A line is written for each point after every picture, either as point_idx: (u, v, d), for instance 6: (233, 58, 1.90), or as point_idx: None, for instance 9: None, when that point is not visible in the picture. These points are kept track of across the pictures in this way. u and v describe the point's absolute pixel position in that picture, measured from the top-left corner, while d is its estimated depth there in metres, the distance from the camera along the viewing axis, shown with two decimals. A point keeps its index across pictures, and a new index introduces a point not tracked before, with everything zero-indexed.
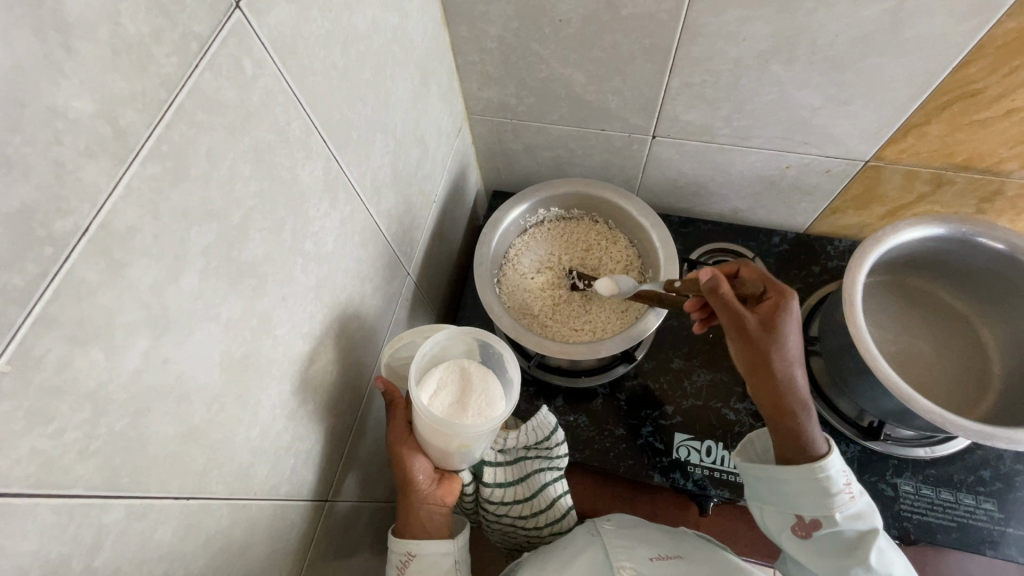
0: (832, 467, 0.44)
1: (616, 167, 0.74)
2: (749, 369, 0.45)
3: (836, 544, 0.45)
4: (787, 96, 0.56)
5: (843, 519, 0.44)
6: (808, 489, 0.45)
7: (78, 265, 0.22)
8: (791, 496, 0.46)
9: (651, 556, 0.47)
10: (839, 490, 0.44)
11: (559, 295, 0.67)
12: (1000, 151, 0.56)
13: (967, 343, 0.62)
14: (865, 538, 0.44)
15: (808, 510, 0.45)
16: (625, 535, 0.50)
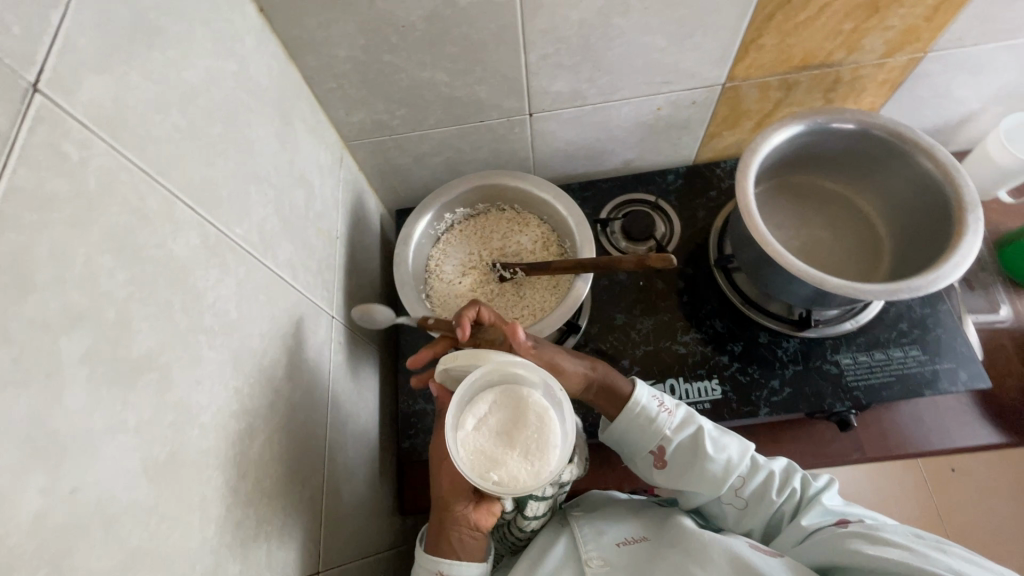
0: (641, 396, 0.57)
1: (506, 152, 0.74)
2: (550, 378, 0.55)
3: (687, 454, 0.55)
4: (635, 44, 0.59)
5: (674, 433, 0.56)
6: (630, 422, 0.57)
7: None
8: (639, 438, 0.57)
9: (618, 540, 0.55)
10: (656, 412, 0.56)
11: (491, 291, 0.67)
12: (827, 44, 0.62)
13: (855, 220, 0.69)
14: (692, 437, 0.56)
15: (652, 441, 0.56)
16: (592, 523, 0.58)
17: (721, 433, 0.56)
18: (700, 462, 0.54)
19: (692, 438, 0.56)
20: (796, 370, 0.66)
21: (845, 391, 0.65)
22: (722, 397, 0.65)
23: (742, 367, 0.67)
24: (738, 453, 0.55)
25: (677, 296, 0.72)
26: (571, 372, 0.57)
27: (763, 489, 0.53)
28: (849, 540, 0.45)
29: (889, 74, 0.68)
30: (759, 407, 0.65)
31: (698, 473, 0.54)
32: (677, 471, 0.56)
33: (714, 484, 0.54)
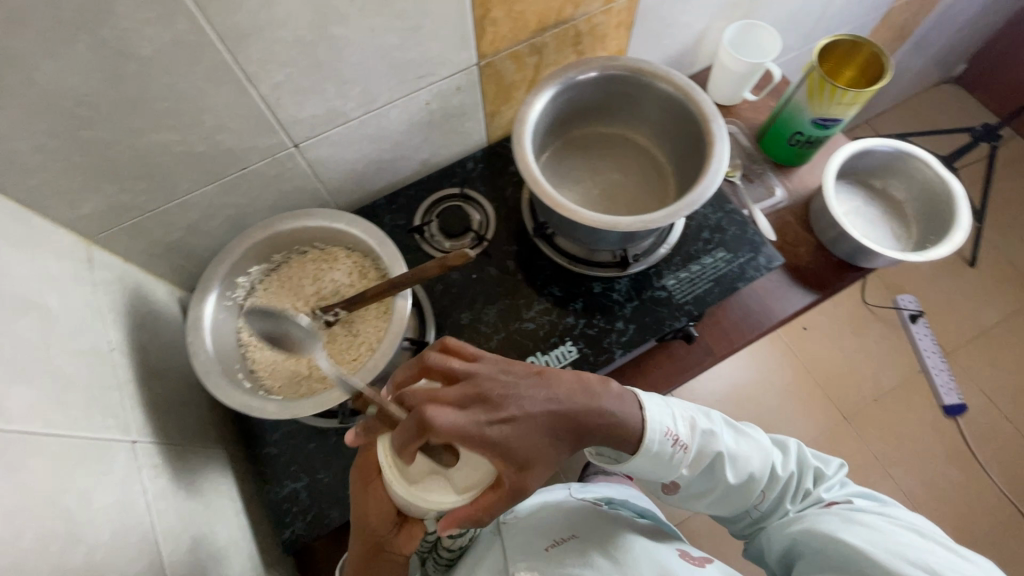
0: (656, 440, 0.58)
1: (291, 190, 0.69)
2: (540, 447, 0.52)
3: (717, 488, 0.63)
4: (370, 49, 0.57)
5: (690, 466, 0.61)
6: (649, 459, 0.59)
7: None
8: (655, 471, 0.60)
9: (546, 547, 0.67)
10: (672, 452, 0.59)
11: (318, 341, 0.62)
12: (553, 4, 0.65)
13: (638, 154, 0.74)
14: (720, 470, 0.62)
15: (670, 472, 0.61)
16: (524, 541, 0.70)
17: (746, 450, 0.63)
18: (724, 487, 0.62)
19: (718, 473, 0.62)
20: (633, 306, 0.70)
21: (678, 309, 0.70)
22: (579, 356, 0.67)
23: (588, 321, 0.69)
24: (753, 466, 0.62)
25: (511, 276, 0.72)
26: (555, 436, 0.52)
27: (778, 495, 0.63)
28: (825, 522, 0.56)
29: (619, 16, 0.73)
30: (613, 351, 0.68)
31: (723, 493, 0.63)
32: (711, 500, 0.65)
33: (730, 493, 0.63)
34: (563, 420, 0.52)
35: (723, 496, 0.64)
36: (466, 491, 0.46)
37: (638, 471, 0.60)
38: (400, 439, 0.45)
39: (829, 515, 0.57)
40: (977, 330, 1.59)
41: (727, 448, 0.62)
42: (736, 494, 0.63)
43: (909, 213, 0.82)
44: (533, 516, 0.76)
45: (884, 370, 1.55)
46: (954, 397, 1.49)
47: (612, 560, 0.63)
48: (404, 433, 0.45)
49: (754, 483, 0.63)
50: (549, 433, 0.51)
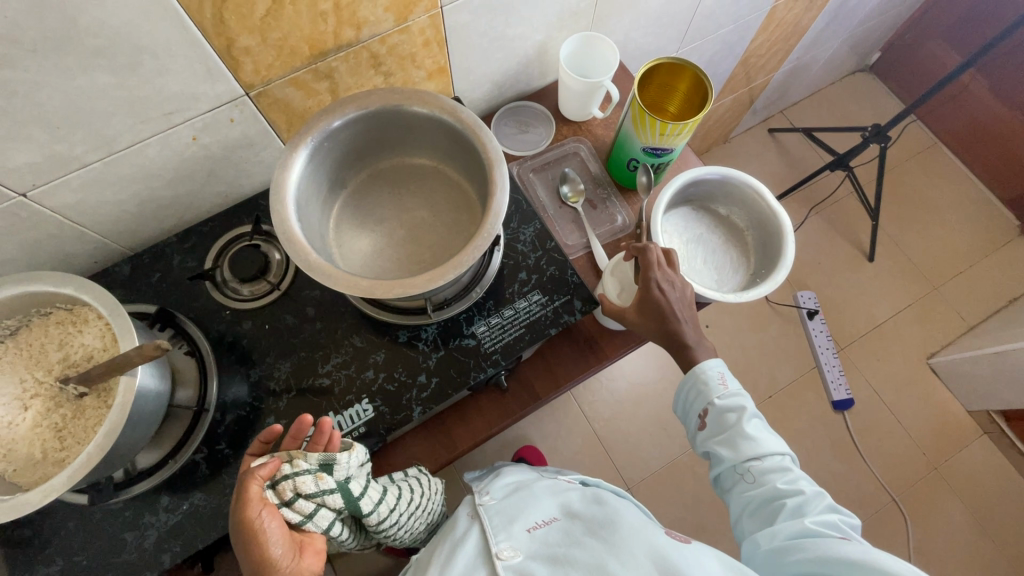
0: (708, 365, 0.66)
1: (46, 241, 0.60)
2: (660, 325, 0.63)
3: (719, 410, 0.65)
4: (76, 88, 0.48)
5: (723, 401, 0.65)
6: (693, 379, 0.67)
7: None
8: (692, 398, 0.67)
9: (528, 528, 0.64)
10: (714, 379, 0.66)
11: (62, 416, 0.55)
12: (324, 28, 0.57)
13: (450, 185, 0.68)
14: (736, 413, 0.64)
15: (701, 403, 0.66)
16: (504, 520, 0.65)
17: (760, 423, 0.65)
18: (740, 418, 0.64)
19: (741, 401, 0.65)
20: (438, 357, 0.66)
21: (485, 359, 0.66)
22: (375, 415, 0.63)
23: (388, 375, 0.65)
24: (755, 449, 0.63)
25: (310, 325, 0.67)
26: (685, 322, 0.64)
27: (772, 479, 0.61)
28: (783, 473, 0.62)
29: (423, 33, 0.65)
30: (412, 409, 0.64)
31: (731, 418, 0.64)
32: (700, 435, 0.68)
33: (727, 435, 0.64)
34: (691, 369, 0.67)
35: (718, 422, 0.65)
36: (623, 293, 0.67)
37: (686, 383, 0.68)
38: (645, 254, 0.63)
39: (776, 477, 0.61)
40: (871, 324, 1.62)
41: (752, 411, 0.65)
42: (728, 436, 0.64)
43: (748, 241, 0.79)
44: (514, 498, 0.70)
45: (781, 366, 1.57)
46: (843, 393, 1.52)
47: (607, 540, 0.59)
48: (647, 251, 0.63)
49: (761, 436, 0.64)
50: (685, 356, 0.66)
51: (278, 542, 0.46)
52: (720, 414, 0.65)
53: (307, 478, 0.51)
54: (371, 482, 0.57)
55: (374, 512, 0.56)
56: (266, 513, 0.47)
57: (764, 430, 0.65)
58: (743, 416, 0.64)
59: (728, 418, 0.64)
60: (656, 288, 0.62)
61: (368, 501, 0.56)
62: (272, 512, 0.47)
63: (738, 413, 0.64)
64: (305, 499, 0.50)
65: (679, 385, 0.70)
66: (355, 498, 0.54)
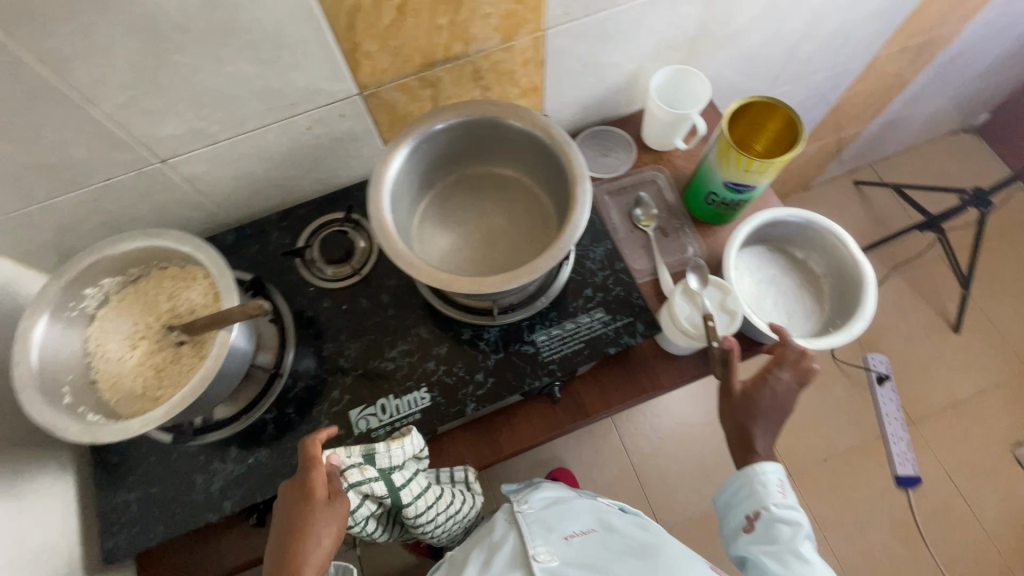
0: (770, 472, 0.64)
1: (170, 203, 0.69)
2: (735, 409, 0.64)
3: (773, 517, 0.64)
4: (221, 75, 0.55)
5: (778, 509, 0.64)
6: (749, 481, 0.65)
7: None
8: (744, 499, 0.66)
9: (567, 539, 0.65)
10: (773, 487, 0.64)
11: (163, 359, 0.62)
12: (437, 41, 0.62)
13: (530, 199, 0.71)
14: (790, 526, 0.63)
15: (754, 505, 0.65)
16: (541, 528, 0.66)
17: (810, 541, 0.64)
18: (792, 531, 0.63)
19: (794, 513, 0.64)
20: (497, 358, 0.68)
21: (541, 367, 0.67)
22: (431, 404, 0.66)
23: (447, 369, 0.68)
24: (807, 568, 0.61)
25: (383, 311, 0.71)
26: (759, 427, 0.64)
27: None
28: None
29: (525, 53, 0.69)
30: (466, 404, 0.66)
31: (781, 528, 0.63)
32: (744, 538, 0.66)
33: (778, 548, 0.62)
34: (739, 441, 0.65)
35: (767, 530, 0.64)
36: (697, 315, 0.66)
37: (738, 481, 0.66)
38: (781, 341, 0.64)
39: None
40: (949, 401, 1.49)
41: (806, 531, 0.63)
42: (778, 549, 0.62)
43: (824, 289, 0.77)
44: (559, 511, 0.71)
45: (842, 431, 1.48)
46: (908, 469, 1.41)
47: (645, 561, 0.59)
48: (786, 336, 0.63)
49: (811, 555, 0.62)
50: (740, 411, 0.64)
51: (318, 552, 0.50)
52: (769, 524, 0.64)
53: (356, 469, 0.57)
54: (416, 472, 0.61)
55: (412, 504, 0.60)
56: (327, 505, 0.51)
57: (812, 547, 0.63)
58: (796, 530, 0.63)
59: (776, 529, 0.63)
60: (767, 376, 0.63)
61: (408, 493, 0.60)
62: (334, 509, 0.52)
63: (792, 527, 0.63)
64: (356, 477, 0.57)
65: (725, 481, 0.69)
66: (397, 485, 0.59)
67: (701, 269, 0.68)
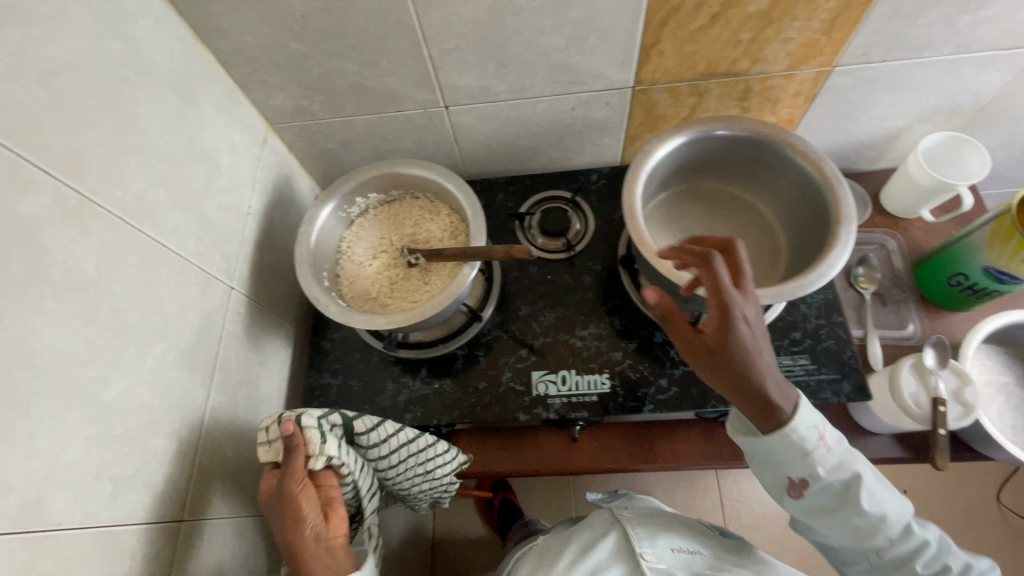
0: (800, 426, 0.51)
1: (430, 144, 0.77)
2: (731, 393, 0.50)
3: (781, 444, 0.51)
4: (534, 43, 0.61)
5: (829, 472, 0.52)
6: (782, 444, 0.51)
7: None
8: (785, 459, 0.52)
9: (671, 548, 0.63)
10: (817, 446, 0.51)
11: (396, 276, 0.70)
12: (729, 54, 0.63)
13: (759, 227, 0.70)
14: (818, 484, 0.52)
15: (801, 470, 0.52)
16: (647, 528, 0.65)
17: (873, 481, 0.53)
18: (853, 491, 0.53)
19: (840, 468, 0.52)
20: (685, 370, 0.68)
21: None
22: (610, 391, 0.67)
23: (633, 364, 0.69)
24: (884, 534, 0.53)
25: (584, 291, 0.74)
26: (743, 398, 0.50)
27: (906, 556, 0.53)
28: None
29: (801, 85, 0.69)
30: (644, 403, 0.67)
31: (851, 497, 0.52)
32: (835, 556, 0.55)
33: (843, 514, 0.53)
34: (772, 422, 0.51)
35: (861, 535, 0.53)
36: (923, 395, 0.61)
37: (789, 507, 0.56)
38: (710, 270, 0.47)
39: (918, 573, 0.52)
40: None
41: (849, 469, 0.52)
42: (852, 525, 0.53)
43: None
44: (660, 515, 0.69)
45: None
46: None
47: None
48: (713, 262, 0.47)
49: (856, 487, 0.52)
50: (770, 420, 0.51)
51: (313, 535, 0.51)
52: (842, 499, 0.53)
53: (328, 446, 0.56)
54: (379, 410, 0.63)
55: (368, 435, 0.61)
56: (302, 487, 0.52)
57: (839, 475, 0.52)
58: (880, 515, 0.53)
59: (841, 487, 0.53)
60: (739, 321, 0.46)
61: (369, 432, 0.61)
62: (292, 515, 0.52)
63: (846, 511, 0.53)
64: (314, 423, 0.56)
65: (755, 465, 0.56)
66: (357, 428, 0.61)
67: (943, 347, 0.62)
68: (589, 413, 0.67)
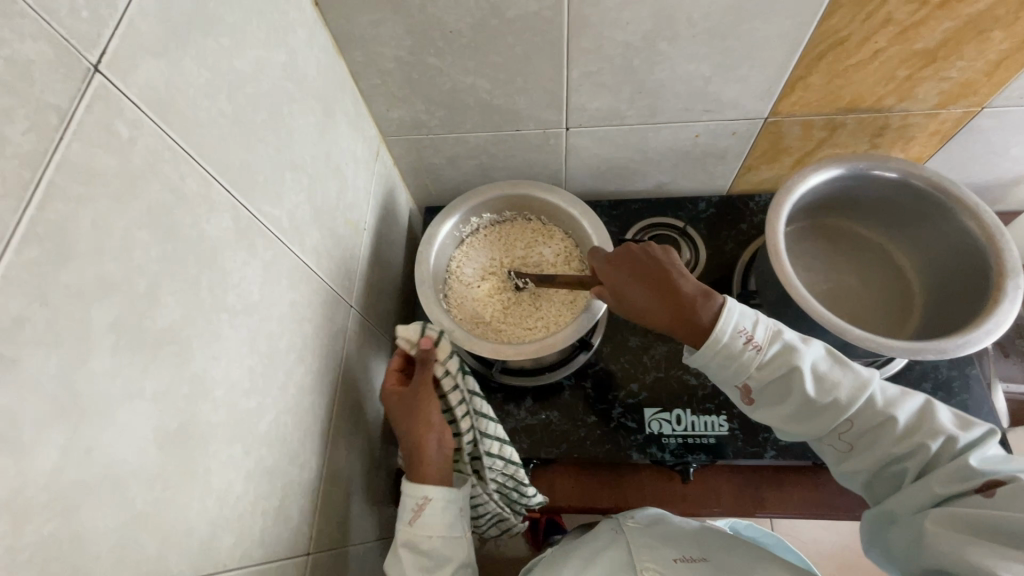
0: (720, 321, 0.46)
1: (539, 164, 0.75)
2: (652, 312, 0.49)
3: (716, 354, 0.47)
4: (679, 70, 0.58)
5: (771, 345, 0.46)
6: (713, 353, 0.47)
7: (25, 361, 0.23)
8: (720, 373, 0.48)
9: (675, 558, 0.53)
10: (730, 335, 0.46)
11: (507, 299, 0.67)
12: (878, 90, 0.61)
13: (888, 272, 0.67)
14: (756, 330, 0.46)
15: (738, 377, 0.47)
16: (650, 542, 0.57)
17: (816, 364, 0.45)
18: (862, 424, 0.45)
19: (756, 328, 0.46)
20: None
21: None
22: (728, 433, 0.65)
23: None
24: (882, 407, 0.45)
25: None
26: (686, 290, 0.49)
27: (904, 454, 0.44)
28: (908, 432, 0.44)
29: (942, 124, 0.66)
30: (765, 449, 0.64)
31: (856, 438, 0.46)
32: (874, 506, 0.48)
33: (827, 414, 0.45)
34: (702, 319, 0.47)
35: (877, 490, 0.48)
36: None
37: (758, 420, 0.50)
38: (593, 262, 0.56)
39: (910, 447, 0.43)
40: None
41: (808, 361, 0.45)
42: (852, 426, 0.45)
43: None
44: (669, 529, 0.59)
45: None
46: None
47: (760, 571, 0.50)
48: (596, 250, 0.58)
49: (834, 396, 0.45)
50: (687, 309, 0.48)
51: (438, 429, 0.54)
52: (833, 435, 0.47)
53: (455, 361, 0.57)
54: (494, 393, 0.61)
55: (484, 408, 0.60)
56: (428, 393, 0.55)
57: (809, 389, 0.45)
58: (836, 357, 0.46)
59: (838, 426, 0.46)
60: (638, 260, 0.52)
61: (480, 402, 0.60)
62: (418, 402, 0.55)
63: (847, 416, 0.45)
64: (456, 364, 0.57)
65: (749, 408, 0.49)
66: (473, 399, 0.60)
67: None
68: (708, 455, 0.64)
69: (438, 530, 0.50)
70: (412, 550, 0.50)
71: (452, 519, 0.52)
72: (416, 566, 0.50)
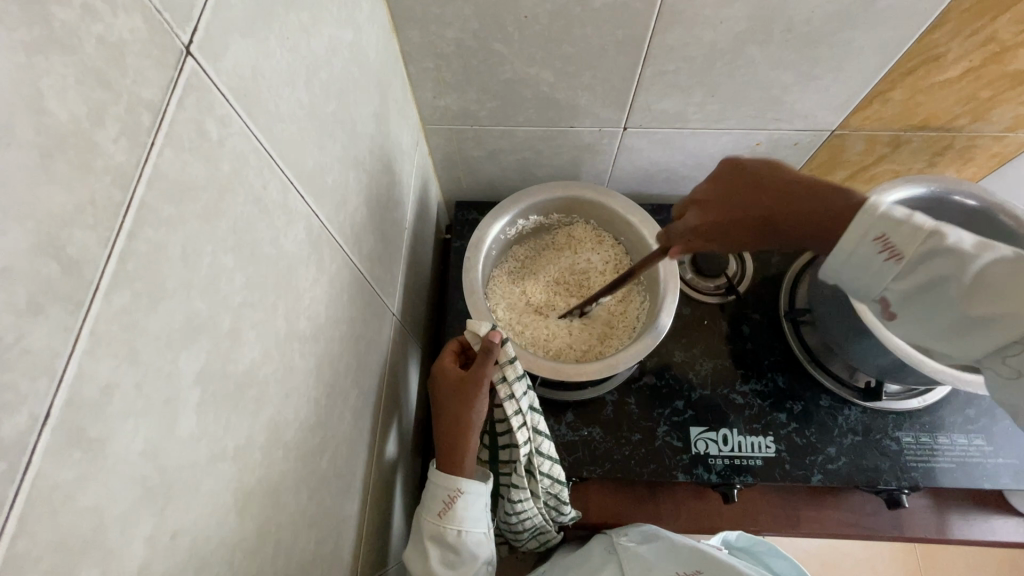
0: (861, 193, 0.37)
1: (586, 164, 0.70)
2: (782, 219, 0.41)
3: (851, 257, 0.37)
4: (760, 75, 0.55)
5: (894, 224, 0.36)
6: (851, 257, 0.37)
7: (113, 440, 0.18)
8: (856, 286, 0.38)
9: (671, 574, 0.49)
10: (871, 233, 0.36)
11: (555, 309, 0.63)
12: (954, 109, 0.58)
13: None
14: (901, 232, 0.35)
15: (874, 289, 0.38)
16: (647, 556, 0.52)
17: (987, 270, 0.33)
18: None
19: (903, 231, 0.35)
20: (855, 440, 0.63)
21: (902, 471, 0.62)
22: (775, 456, 0.63)
23: (799, 429, 0.64)
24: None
25: (742, 342, 0.69)
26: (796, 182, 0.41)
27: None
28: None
29: (1004, 148, 0.64)
30: (812, 472, 0.62)
31: None
32: None
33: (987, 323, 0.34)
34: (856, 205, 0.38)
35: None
36: None
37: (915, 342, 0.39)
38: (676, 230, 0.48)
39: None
40: None
41: (979, 268, 0.33)
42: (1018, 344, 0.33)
43: None
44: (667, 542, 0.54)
45: None
46: None
47: None
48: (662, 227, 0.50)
49: (999, 309, 0.33)
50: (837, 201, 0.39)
51: (478, 426, 0.51)
52: (998, 357, 0.35)
53: (516, 366, 0.52)
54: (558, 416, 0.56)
55: (544, 433, 0.55)
56: (474, 387, 0.51)
57: (967, 303, 0.34)
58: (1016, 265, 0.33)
59: (1005, 347, 0.34)
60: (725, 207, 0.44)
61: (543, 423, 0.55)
62: (471, 398, 0.51)
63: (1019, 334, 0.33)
64: (518, 373, 0.52)
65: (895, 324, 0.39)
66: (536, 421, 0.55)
67: None
68: (754, 478, 0.62)
69: (468, 524, 0.49)
70: (438, 542, 0.48)
71: (480, 517, 0.50)
72: (442, 559, 0.48)
